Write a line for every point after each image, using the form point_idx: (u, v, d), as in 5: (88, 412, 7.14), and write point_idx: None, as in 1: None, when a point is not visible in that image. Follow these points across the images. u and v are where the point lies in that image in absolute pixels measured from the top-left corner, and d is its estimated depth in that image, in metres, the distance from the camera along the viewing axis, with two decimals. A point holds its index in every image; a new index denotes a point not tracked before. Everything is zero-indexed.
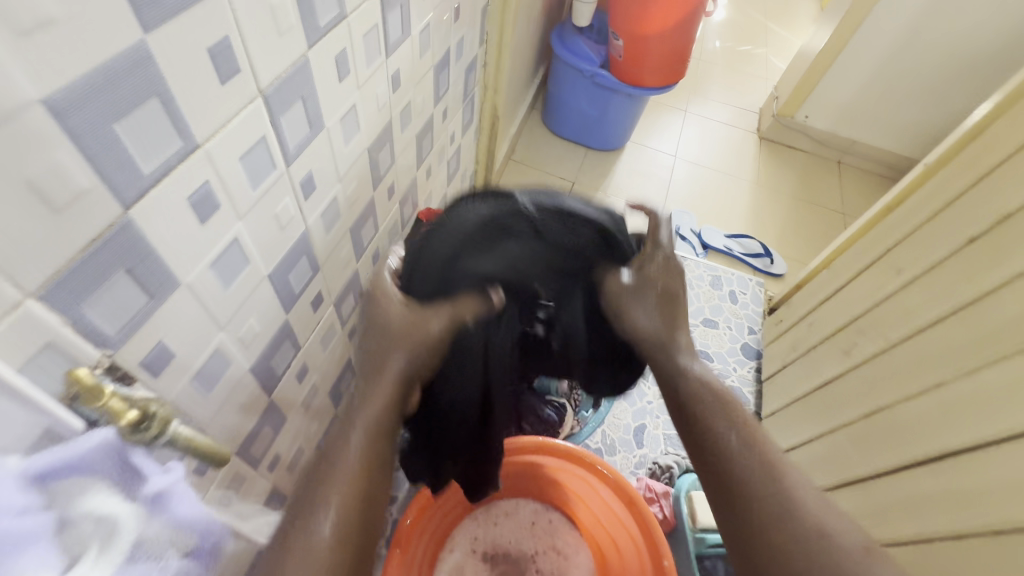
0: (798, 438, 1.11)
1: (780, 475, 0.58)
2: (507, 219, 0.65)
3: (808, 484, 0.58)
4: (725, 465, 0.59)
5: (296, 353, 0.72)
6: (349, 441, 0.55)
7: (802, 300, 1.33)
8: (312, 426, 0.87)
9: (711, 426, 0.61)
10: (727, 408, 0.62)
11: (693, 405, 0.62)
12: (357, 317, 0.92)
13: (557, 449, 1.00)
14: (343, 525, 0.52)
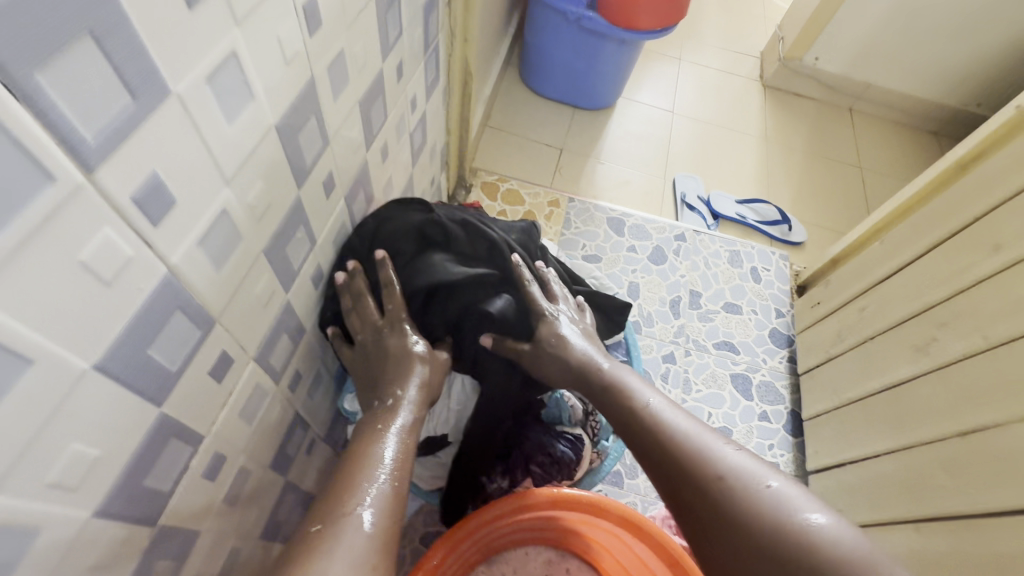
0: (861, 452, 0.93)
1: (759, 499, 0.50)
2: (431, 229, 0.72)
3: (793, 494, 0.51)
4: (702, 502, 0.53)
5: (197, 447, 0.48)
6: (381, 448, 0.54)
7: (846, 279, 1.12)
8: (249, 515, 0.64)
9: (670, 454, 0.57)
10: (689, 439, 0.57)
11: (657, 459, 0.58)
12: (301, 360, 0.68)
13: (585, 500, 0.81)
14: (392, 508, 0.50)
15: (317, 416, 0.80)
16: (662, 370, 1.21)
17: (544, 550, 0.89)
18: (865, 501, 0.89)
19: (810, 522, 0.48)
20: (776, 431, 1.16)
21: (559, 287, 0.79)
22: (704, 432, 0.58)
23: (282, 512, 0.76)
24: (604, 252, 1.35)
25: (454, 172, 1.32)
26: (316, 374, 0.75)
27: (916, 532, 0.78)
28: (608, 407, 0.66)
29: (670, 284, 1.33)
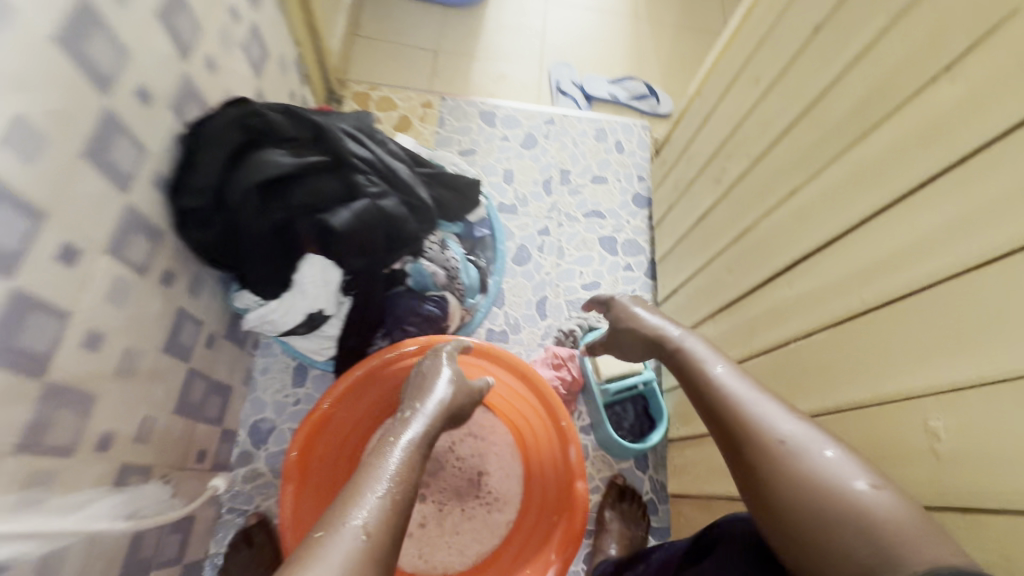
0: (685, 275, 1.12)
1: (809, 468, 0.53)
2: (255, 120, 0.76)
3: (844, 462, 0.52)
4: (760, 463, 0.56)
5: (67, 322, 0.59)
6: (390, 454, 0.59)
7: (682, 135, 1.27)
8: (154, 390, 0.78)
9: (732, 415, 0.61)
10: (744, 402, 0.61)
11: (720, 421, 0.62)
12: (169, 260, 0.78)
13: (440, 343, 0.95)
14: (392, 518, 0.52)
15: (208, 313, 0.92)
16: (539, 242, 1.36)
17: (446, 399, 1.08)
18: (687, 312, 1.10)
19: (856, 491, 0.50)
20: (638, 278, 1.35)
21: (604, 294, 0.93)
22: (761, 399, 0.61)
23: (194, 395, 0.90)
24: (478, 144, 1.45)
25: (319, 85, 1.35)
26: (192, 275, 0.85)
27: (712, 323, 0.99)
28: (682, 376, 0.72)
29: (541, 166, 1.45)
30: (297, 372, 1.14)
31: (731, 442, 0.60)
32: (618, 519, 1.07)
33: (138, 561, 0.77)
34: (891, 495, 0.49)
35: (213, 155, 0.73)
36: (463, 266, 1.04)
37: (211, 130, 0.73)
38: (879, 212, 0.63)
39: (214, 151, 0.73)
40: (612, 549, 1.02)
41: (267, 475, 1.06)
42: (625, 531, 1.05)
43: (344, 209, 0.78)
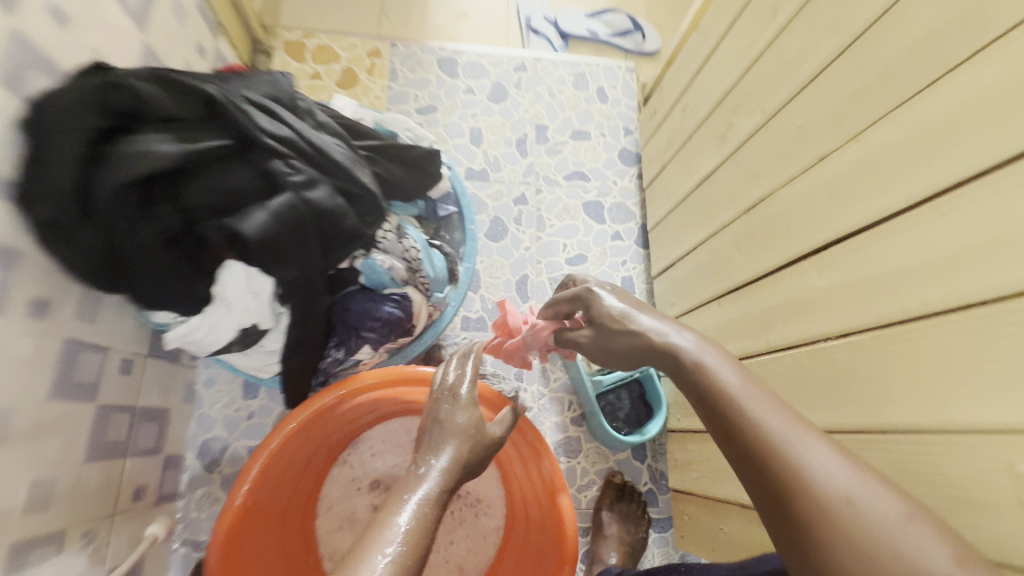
0: (684, 248, 0.99)
1: (860, 522, 0.41)
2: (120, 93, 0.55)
3: (925, 542, 0.39)
4: (798, 494, 0.43)
5: None
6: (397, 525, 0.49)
7: (674, 81, 1.08)
8: (48, 446, 0.63)
9: (747, 427, 0.48)
10: (777, 430, 0.47)
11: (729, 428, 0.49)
12: (39, 286, 0.60)
13: (371, 380, 0.79)
14: None
15: (118, 335, 0.76)
16: (515, 212, 1.19)
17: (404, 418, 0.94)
18: (686, 291, 0.97)
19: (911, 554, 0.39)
20: (628, 247, 1.21)
21: (585, 290, 0.67)
22: (783, 418, 0.48)
23: (113, 433, 0.76)
24: (439, 100, 1.24)
25: (241, 37, 1.11)
26: (84, 297, 0.68)
27: (717, 307, 0.86)
28: (677, 377, 0.57)
29: (514, 123, 1.25)
30: (247, 382, 1.00)
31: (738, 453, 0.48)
32: (617, 521, 0.99)
33: None
34: (966, 573, 0.38)
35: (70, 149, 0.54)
36: (426, 255, 0.88)
37: (64, 114, 0.54)
38: (942, 193, 0.49)
39: (68, 140, 0.54)
40: (610, 559, 0.95)
41: (223, 500, 0.95)
42: (625, 535, 0.97)
43: (261, 207, 0.60)
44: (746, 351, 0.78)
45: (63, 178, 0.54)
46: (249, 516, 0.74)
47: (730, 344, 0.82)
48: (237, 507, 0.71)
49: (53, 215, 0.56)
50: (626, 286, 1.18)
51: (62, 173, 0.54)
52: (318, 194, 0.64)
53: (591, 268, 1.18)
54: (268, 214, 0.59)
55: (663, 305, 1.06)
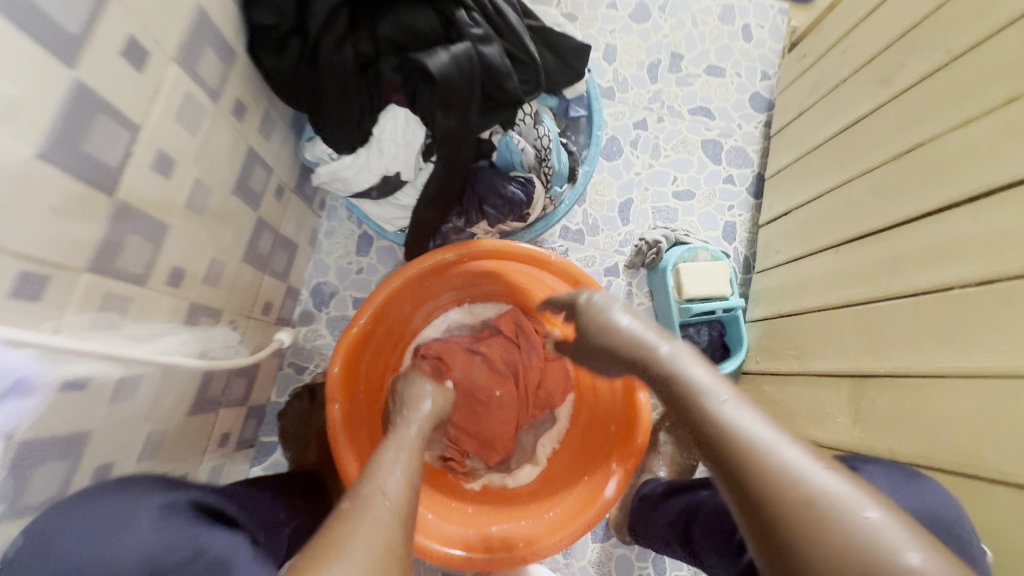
0: (805, 196, 0.97)
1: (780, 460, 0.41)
2: None
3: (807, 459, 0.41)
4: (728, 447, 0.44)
5: (136, 136, 0.52)
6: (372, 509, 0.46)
7: (837, 22, 1.02)
8: (223, 233, 0.73)
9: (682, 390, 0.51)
10: (697, 386, 0.50)
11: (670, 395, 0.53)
12: (240, 88, 0.68)
13: (484, 246, 0.83)
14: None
15: (278, 161, 0.84)
16: (633, 136, 1.19)
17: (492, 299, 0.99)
18: (798, 239, 0.96)
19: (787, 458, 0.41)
20: (738, 194, 1.19)
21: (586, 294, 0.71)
22: (708, 378, 0.51)
23: (261, 246, 0.86)
24: (581, 9, 1.22)
25: None
26: (263, 113, 0.76)
27: (832, 254, 0.85)
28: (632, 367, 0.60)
29: (650, 46, 1.22)
30: (361, 240, 1.09)
31: (682, 418, 0.50)
32: (672, 443, 1.03)
33: (207, 397, 0.78)
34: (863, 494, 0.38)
35: None
36: (555, 148, 0.90)
37: None
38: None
39: None
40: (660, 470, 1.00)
41: (326, 337, 1.06)
42: (677, 456, 1.02)
43: (444, 49, 0.65)
44: (858, 297, 0.78)
45: None
46: (357, 354, 0.80)
47: (839, 290, 0.82)
48: (357, 330, 0.78)
49: (273, 17, 0.63)
50: (727, 232, 1.16)
51: None
52: (495, 51, 0.68)
53: (696, 206, 1.18)
54: (450, 57, 0.64)
55: (765, 253, 1.05)
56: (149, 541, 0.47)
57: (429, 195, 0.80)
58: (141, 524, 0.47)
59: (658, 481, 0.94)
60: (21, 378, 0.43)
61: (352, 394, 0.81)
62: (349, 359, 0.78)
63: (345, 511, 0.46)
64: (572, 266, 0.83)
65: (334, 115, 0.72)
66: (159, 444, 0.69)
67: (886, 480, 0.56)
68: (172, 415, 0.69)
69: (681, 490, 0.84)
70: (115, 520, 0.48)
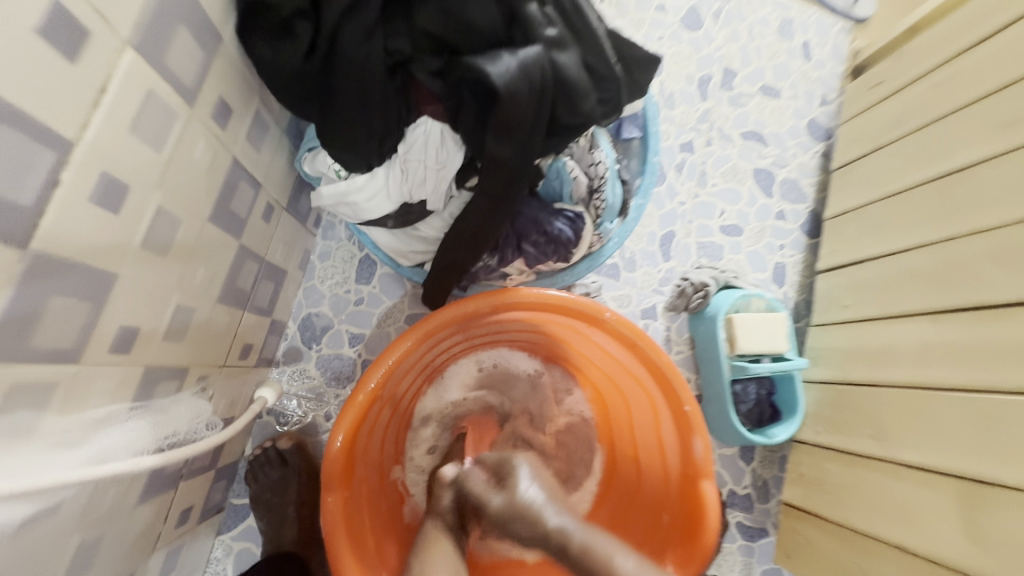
0: (885, 248, 0.85)
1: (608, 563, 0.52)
2: None
3: None
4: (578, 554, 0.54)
5: (64, 156, 0.35)
6: None
7: (923, 49, 0.90)
8: (194, 272, 0.55)
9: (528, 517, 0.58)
10: None
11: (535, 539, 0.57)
12: (225, 84, 0.50)
13: (527, 297, 0.67)
14: None
15: (269, 175, 0.67)
16: (678, 160, 1.05)
17: (521, 347, 0.83)
18: (877, 297, 0.84)
19: None
20: (791, 232, 1.06)
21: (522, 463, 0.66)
22: None
23: (242, 279, 0.68)
24: (626, 10, 1.07)
25: None
26: (253, 116, 0.58)
27: (929, 323, 0.73)
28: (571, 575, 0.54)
29: (701, 58, 1.08)
30: (362, 266, 0.92)
31: None
32: None
33: (162, 477, 0.61)
34: None
35: None
36: (612, 178, 0.74)
37: None
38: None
39: None
40: None
41: (315, 380, 0.89)
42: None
43: (507, 55, 0.49)
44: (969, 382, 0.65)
45: None
46: (361, 428, 0.64)
47: (939, 370, 0.70)
48: (365, 396, 0.63)
49: None
50: (778, 274, 1.03)
51: None
52: (572, 65, 0.52)
53: (744, 243, 1.04)
54: (513, 71, 0.48)
55: (828, 305, 0.93)
56: None
57: (464, 233, 0.64)
58: None
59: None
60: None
61: (353, 474, 0.65)
62: (352, 436, 0.63)
63: None
64: (632, 325, 0.67)
65: (350, 130, 0.55)
66: (94, 554, 0.52)
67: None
68: (113, 514, 0.52)
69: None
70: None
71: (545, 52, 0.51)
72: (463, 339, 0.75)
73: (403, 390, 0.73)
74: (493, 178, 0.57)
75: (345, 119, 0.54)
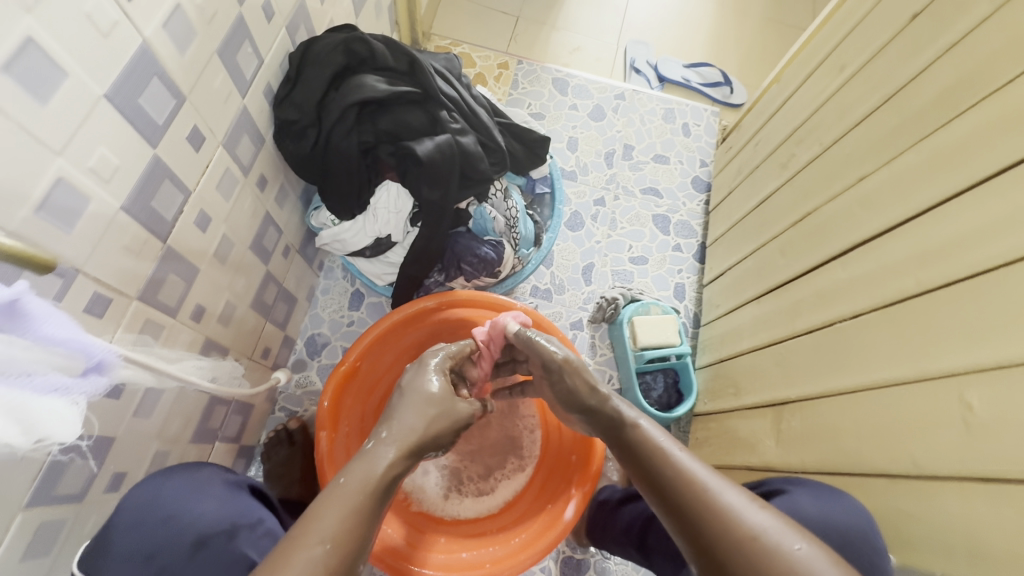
0: (735, 258, 1.15)
1: (713, 496, 0.53)
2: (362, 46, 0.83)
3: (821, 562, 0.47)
4: (674, 485, 0.57)
5: (186, 198, 0.67)
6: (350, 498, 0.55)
7: (751, 122, 1.26)
8: (238, 280, 0.86)
9: (660, 457, 0.60)
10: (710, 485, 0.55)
11: (656, 475, 0.59)
12: (264, 165, 0.85)
13: (461, 296, 0.99)
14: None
15: (288, 225, 1.00)
16: (592, 211, 1.39)
17: None
18: (732, 294, 1.12)
19: None
20: (686, 259, 1.37)
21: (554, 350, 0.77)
22: (704, 470, 0.57)
23: (267, 296, 0.99)
24: (548, 110, 1.47)
25: (406, 35, 1.40)
26: (280, 186, 0.93)
27: (756, 304, 1.01)
28: (628, 452, 0.65)
29: (606, 139, 1.47)
30: (353, 296, 1.23)
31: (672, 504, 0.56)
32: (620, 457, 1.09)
33: (207, 427, 0.87)
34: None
35: (325, 72, 0.81)
36: (522, 217, 1.08)
37: (328, 51, 0.81)
38: (960, 193, 0.63)
39: (324, 69, 0.81)
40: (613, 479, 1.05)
41: (316, 384, 1.16)
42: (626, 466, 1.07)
43: (429, 139, 0.85)
44: (774, 337, 0.92)
45: (315, 93, 0.81)
46: (343, 393, 0.92)
47: (761, 334, 0.96)
48: (347, 366, 0.91)
49: (298, 113, 0.81)
50: (678, 291, 1.33)
51: (316, 89, 0.81)
52: (470, 143, 0.89)
53: (649, 269, 1.35)
54: (433, 147, 0.84)
55: (708, 307, 1.21)
56: (222, 507, 0.66)
57: (418, 254, 0.96)
58: (217, 489, 0.68)
59: (615, 487, 0.96)
60: (14, 303, 0.41)
61: (338, 424, 0.91)
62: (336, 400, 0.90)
63: (322, 503, 0.54)
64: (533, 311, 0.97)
65: (339, 189, 0.89)
66: (162, 466, 0.78)
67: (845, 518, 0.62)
68: (179, 436, 0.79)
69: (639, 495, 0.87)
70: (195, 488, 0.67)
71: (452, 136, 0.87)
72: (418, 341, 1.02)
73: (377, 377, 1.00)
74: (429, 212, 0.90)
75: (335, 182, 0.89)
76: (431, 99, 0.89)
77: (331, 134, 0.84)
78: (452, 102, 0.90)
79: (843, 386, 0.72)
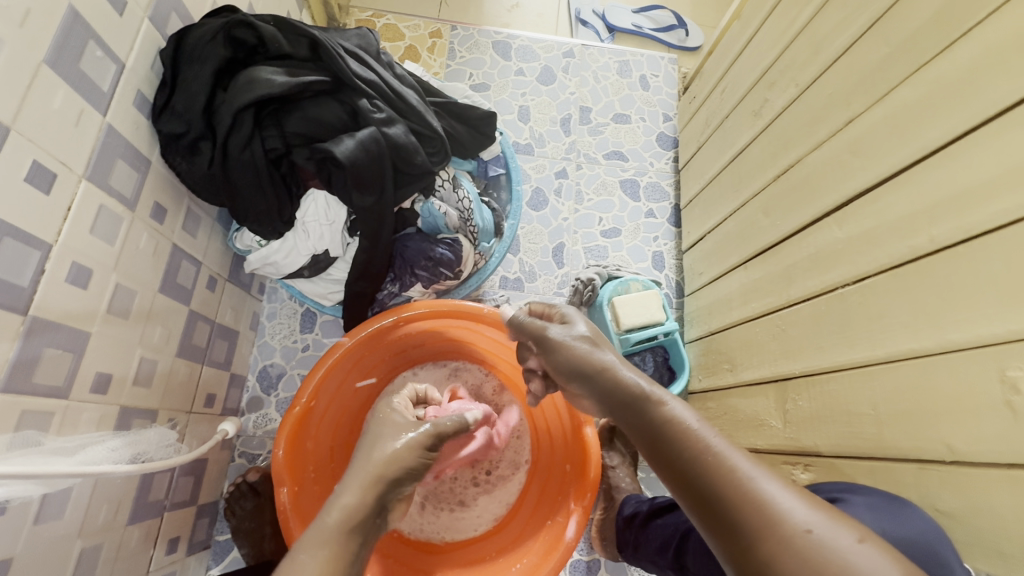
0: (714, 220, 1.05)
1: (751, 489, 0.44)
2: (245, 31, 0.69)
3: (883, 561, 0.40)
4: (706, 477, 0.47)
5: (47, 253, 0.54)
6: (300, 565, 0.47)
7: (714, 67, 1.15)
8: (152, 332, 0.73)
9: (683, 437, 0.50)
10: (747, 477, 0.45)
11: (678, 460, 0.49)
12: (158, 192, 0.70)
13: (421, 308, 0.86)
14: None
15: (208, 254, 0.86)
16: (555, 185, 1.27)
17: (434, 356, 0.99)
18: (714, 261, 1.04)
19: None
20: (661, 224, 1.27)
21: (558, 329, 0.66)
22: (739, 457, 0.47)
23: (197, 338, 0.86)
24: (492, 78, 1.33)
25: (319, 10, 1.22)
26: (185, 211, 0.78)
27: (743, 271, 0.93)
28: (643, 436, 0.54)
29: (559, 103, 1.33)
30: (304, 317, 1.10)
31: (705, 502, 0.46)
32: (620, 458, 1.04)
33: (147, 502, 0.76)
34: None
35: (205, 68, 0.67)
36: (476, 206, 0.96)
37: (204, 43, 0.66)
38: (973, 128, 0.54)
39: (203, 65, 0.66)
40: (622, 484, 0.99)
41: (277, 421, 1.05)
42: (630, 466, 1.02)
43: (349, 137, 0.73)
44: (768, 307, 0.84)
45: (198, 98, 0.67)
46: (299, 438, 0.80)
47: (752, 303, 0.88)
48: (300, 408, 0.79)
49: (181, 124, 0.67)
50: (656, 260, 1.24)
51: (198, 92, 0.67)
52: (399, 133, 0.77)
53: (624, 241, 1.25)
54: (355, 145, 0.73)
55: (690, 275, 1.13)
56: None
57: (364, 268, 0.84)
58: None
59: (641, 499, 0.89)
60: None
61: (299, 472, 0.80)
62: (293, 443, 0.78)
63: None
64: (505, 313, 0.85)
65: (255, 207, 0.76)
66: (94, 564, 0.66)
67: (872, 516, 0.55)
68: (108, 525, 0.67)
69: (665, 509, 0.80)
70: None
71: (377, 128, 0.75)
72: (381, 358, 0.91)
73: (338, 407, 0.88)
74: (367, 221, 0.79)
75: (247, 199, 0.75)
76: (346, 91, 0.77)
77: (227, 143, 0.71)
78: (370, 86, 0.78)
79: (857, 360, 0.65)
